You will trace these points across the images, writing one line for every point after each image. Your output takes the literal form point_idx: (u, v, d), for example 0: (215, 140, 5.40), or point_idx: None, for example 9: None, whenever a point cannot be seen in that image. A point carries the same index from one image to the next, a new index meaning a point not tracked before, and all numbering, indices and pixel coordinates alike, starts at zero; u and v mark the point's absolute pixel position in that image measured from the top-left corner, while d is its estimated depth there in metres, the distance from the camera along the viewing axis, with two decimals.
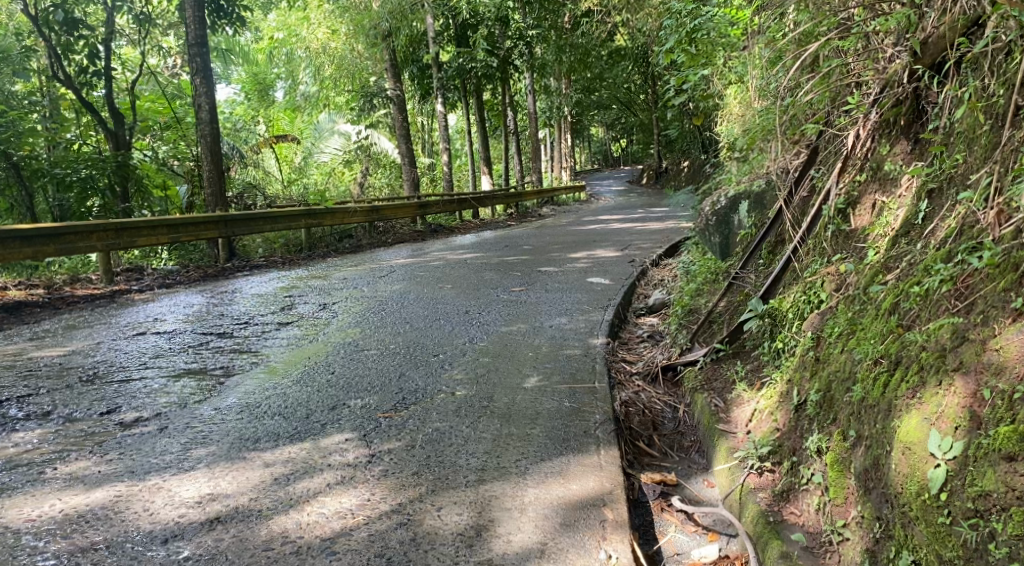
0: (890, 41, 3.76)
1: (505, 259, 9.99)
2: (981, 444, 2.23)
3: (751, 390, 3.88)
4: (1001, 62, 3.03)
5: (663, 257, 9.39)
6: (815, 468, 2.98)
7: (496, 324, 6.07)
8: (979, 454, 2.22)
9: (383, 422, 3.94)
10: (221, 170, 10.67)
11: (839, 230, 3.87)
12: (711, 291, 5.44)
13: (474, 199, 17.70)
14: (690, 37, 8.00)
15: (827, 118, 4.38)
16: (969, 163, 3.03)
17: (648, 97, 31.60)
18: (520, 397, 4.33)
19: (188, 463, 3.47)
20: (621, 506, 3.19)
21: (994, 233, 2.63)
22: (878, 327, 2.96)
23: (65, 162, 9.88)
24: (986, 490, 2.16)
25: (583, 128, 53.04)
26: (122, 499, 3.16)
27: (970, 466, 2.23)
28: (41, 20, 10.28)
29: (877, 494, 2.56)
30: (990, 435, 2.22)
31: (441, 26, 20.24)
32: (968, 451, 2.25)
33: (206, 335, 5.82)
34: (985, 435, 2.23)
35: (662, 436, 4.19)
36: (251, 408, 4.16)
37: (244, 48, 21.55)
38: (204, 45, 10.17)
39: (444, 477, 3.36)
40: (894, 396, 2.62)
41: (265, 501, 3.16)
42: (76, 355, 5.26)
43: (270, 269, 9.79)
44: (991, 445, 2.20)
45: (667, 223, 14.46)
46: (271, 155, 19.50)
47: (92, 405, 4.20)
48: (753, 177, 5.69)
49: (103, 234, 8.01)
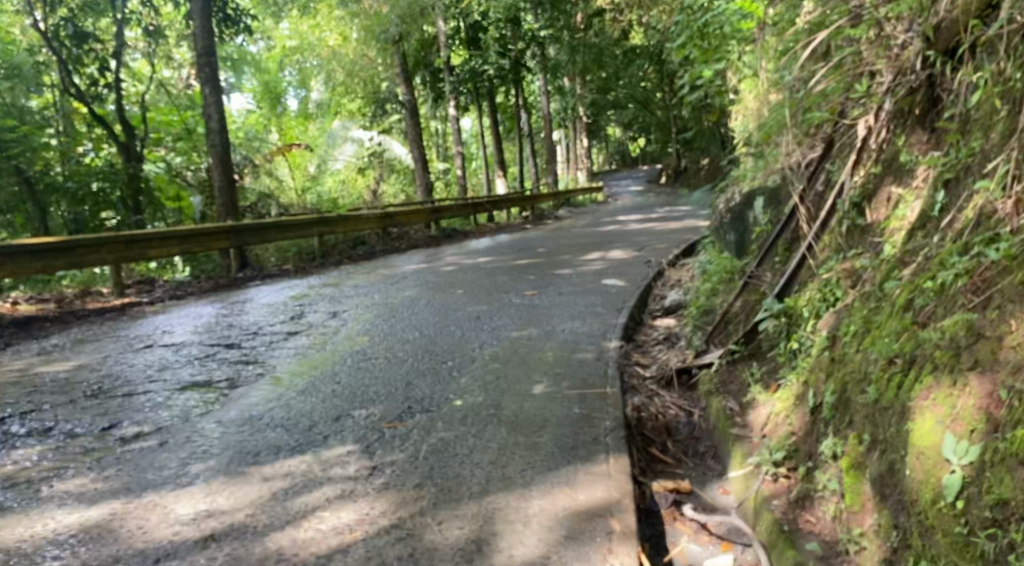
0: (903, 27, 3.61)
1: (518, 262, 9.89)
2: (998, 449, 2.08)
3: (766, 392, 3.74)
4: (1017, 44, 2.87)
5: (679, 257, 9.25)
6: (830, 474, 2.85)
7: (507, 329, 5.96)
8: (996, 459, 2.07)
9: (386, 433, 3.85)
10: (232, 179, 10.63)
11: (854, 225, 3.73)
12: (727, 291, 5.31)
13: (488, 203, 17.62)
14: (701, 32, 7.89)
15: (841, 110, 4.24)
16: (986, 150, 2.89)
17: (663, 95, 31.40)
18: (528, 404, 4.22)
19: (185, 479, 3.40)
20: (629, 517, 3.07)
21: (1013, 223, 2.50)
22: (893, 324, 2.82)
23: (79, 175, 10.10)
24: (1004, 498, 2.00)
25: (598, 129, 52.95)
26: (117, 517, 3.09)
27: (987, 472, 2.09)
28: (51, 35, 10.44)
29: (895, 501, 2.43)
30: (1007, 439, 2.06)
31: (452, 30, 20.22)
32: (985, 456, 2.11)
33: (216, 346, 5.77)
34: (1002, 439, 2.08)
35: (676, 442, 4.06)
36: (254, 420, 4.09)
37: (257, 58, 21.60)
38: (212, 55, 10.07)
39: (446, 489, 3.26)
40: (907, 397, 2.50)
41: (263, 517, 3.07)
42: (82, 369, 5.23)
43: (282, 278, 9.74)
44: (1008, 450, 2.04)
45: (683, 222, 14.27)
46: (284, 163, 19.44)
47: (94, 420, 4.15)
48: (767, 172, 5.55)
49: (114, 247, 8.00)
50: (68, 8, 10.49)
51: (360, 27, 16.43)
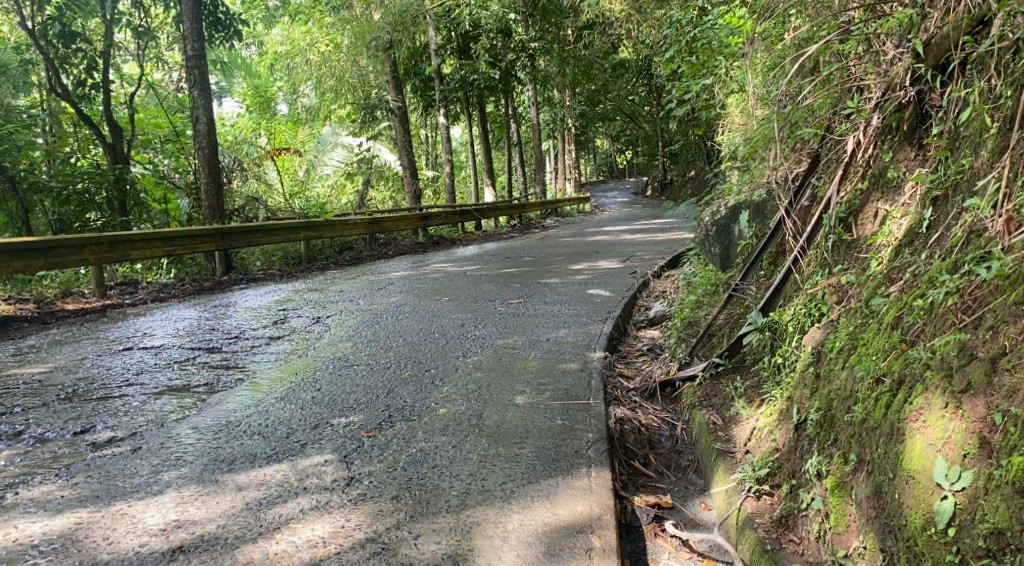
0: (892, 43, 3.60)
1: (505, 270, 9.84)
2: (992, 475, 2.07)
3: (750, 407, 3.69)
4: (1008, 62, 2.86)
5: (665, 269, 9.24)
6: (815, 493, 2.78)
7: (491, 337, 5.91)
8: (991, 486, 2.06)
9: (365, 442, 3.77)
10: (220, 182, 10.50)
11: (840, 240, 3.70)
12: (711, 303, 5.27)
13: (476, 210, 17.58)
14: (691, 47, 7.89)
15: (828, 125, 4.23)
16: (976, 168, 2.86)
17: (653, 108, 31.50)
18: (510, 415, 4.16)
19: (157, 487, 3.32)
20: (609, 533, 3.02)
21: (1004, 242, 2.47)
22: (880, 342, 2.79)
23: (64, 175, 9.81)
24: (999, 528, 2.01)
25: (587, 140, 53.03)
26: (83, 526, 3.01)
27: (981, 499, 2.08)
28: (40, 34, 10.18)
29: (880, 524, 2.38)
30: (1002, 466, 2.06)
31: (444, 39, 20.01)
32: (979, 483, 2.10)
33: (195, 349, 5.69)
34: (997, 466, 2.07)
35: (659, 455, 4.02)
36: (230, 426, 4.01)
37: (247, 61, 21.43)
38: (202, 58, 9.95)
39: (424, 502, 3.20)
40: (896, 417, 2.46)
41: (234, 528, 3.00)
42: (57, 371, 5.12)
43: (267, 283, 9.64)
44: (1003, 478, 2.04)
45: (671, 234, 14.23)
46: (272, 168, 19.28)
47: (66, 424, 4.06)
48: (753, 186, 5.55)
49: (96, 248, 7.86)
50: (55, 7, 10.23)
51: (351, 34, 16.26)
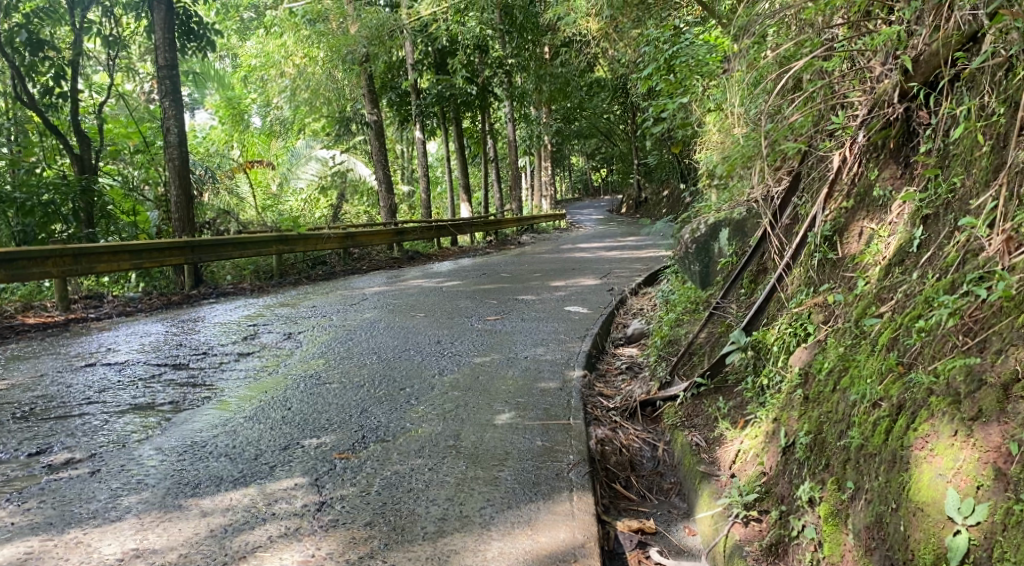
0: (879, 60, 3.58)
1: (482, 286, 9.71)
2: (1012, 510, 1.99)
3: (734, 428, 3.59)
4: (1001, 79, 2.83)
5: (642, 286, 9.19)
6: (806, 520, 2.69)
7: (468, 355, 5.77)
8: (1010, 522, 1.98)
9: (338, 465, 3.62)
10: (190, 194, 10.27)
11: (825, 259, 3.64)
12: (690, 321, 5.19)
13: (452, 226, 17.46)
14: (669, 65, 7.85)
15: (811, 143, 4.19)
16: (968, 187, 2.82)
17: (630, 127, 31.70)
18: (488, 435, 4.03)
19: (115, 513, 3.12)
20: (593, 563, 2.90)
21: (1004, 262, 2.41)
22: (875, 364, 2.71)
23: (28, 186, 9.51)
24: None
25: (562, 158, 53.18)
26: (33, 557, 2.82)
27: (998, 535, 1.99)
28: (5, 40, 9.93)
29: (881, 556, 2.29)
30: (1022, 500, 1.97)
31: (420, 54, 19.94)
32: (995, 517, 2.02)
33: (161, 366, 5.48)
34: (1015, 500, 1.99)
35: (641, 478, 3.90)
36: (195, 447, 3.82)
37: (221, 73, 21.20)
38: (173, 68, 9.74)
39: (400, 529, 3.05)
40: (898, 444, 2.37)
41: (198, 557, 2.83)
42: (14, 389, 4.89)
43: (237, 297, 9.41)
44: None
45: (648, 251, 14.21)
46: (244, 181, 18.98)
47: (21, 445, 3.85)
48: (732, 203, 5.51)
49: (59, 260, 7.60)
50: (22, 14, 9.99)
51: (326, 47, 16.10)
